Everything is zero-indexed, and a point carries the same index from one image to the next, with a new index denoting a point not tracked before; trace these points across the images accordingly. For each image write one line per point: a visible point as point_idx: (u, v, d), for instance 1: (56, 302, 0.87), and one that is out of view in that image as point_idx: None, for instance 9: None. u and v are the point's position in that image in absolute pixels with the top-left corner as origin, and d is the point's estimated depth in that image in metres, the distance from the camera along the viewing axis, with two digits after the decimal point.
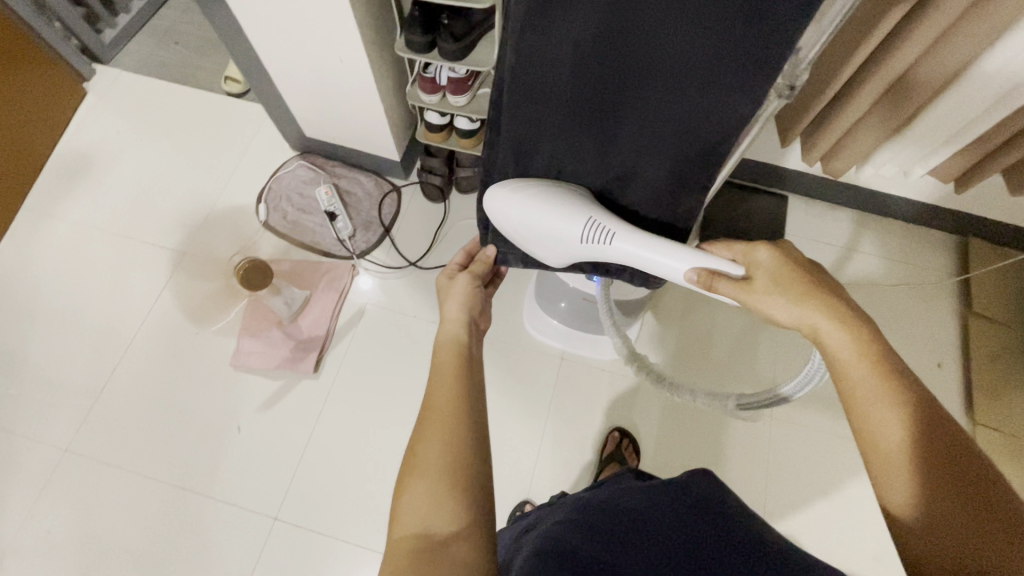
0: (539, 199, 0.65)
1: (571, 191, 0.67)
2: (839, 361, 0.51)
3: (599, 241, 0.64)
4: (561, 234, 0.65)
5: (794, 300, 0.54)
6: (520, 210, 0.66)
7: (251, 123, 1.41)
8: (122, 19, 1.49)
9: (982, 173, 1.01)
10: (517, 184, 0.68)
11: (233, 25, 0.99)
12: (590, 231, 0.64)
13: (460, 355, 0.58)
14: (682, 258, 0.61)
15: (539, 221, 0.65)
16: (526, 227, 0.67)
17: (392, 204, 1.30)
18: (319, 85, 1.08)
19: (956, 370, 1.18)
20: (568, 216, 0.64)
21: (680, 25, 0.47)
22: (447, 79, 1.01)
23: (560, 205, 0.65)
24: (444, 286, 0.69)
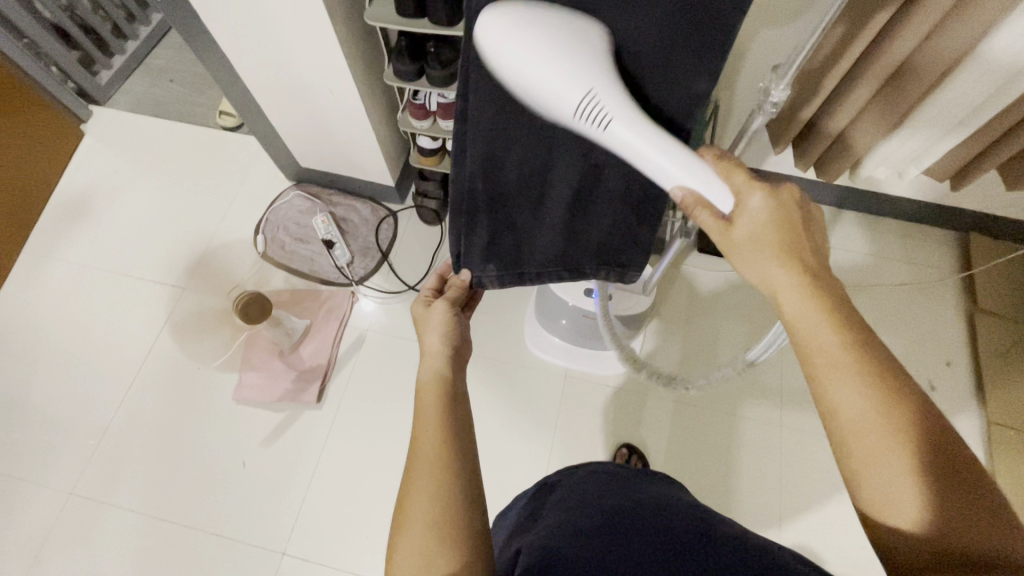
0: (539, 42, 0.42)
1: (583, 33, 0.44)
2: (794, 320, 0.47)
3: (593, 125, 0.44)
4: (550, 106, 0.44)
5: (766, 262, 0.49)
6: (507, 49, 0.43)
7: (247, 155, 1.43)
8: (117, 60, 1.52)
9: (981, 169, 1.00)
10: (515, 15, 0.43)
11: (224, 61, 1.00)
12: (588, 106, 0.43)
13: (445, 391, 0.58)
14: (694, 171, 0.46)
15: (529, 71, 0.43)
16: (507, 74, 0.44)
17: (388, 229, 1.31)
18: (312, 115, 1.09)
19: (967, 369, 1.16)
20: (565, 78, 0.43)
21: (649, 27, 0.46)
22: (436, 105, 1.02)
23: (564, 53, 0.42)
24: (420, 318, 0.69)
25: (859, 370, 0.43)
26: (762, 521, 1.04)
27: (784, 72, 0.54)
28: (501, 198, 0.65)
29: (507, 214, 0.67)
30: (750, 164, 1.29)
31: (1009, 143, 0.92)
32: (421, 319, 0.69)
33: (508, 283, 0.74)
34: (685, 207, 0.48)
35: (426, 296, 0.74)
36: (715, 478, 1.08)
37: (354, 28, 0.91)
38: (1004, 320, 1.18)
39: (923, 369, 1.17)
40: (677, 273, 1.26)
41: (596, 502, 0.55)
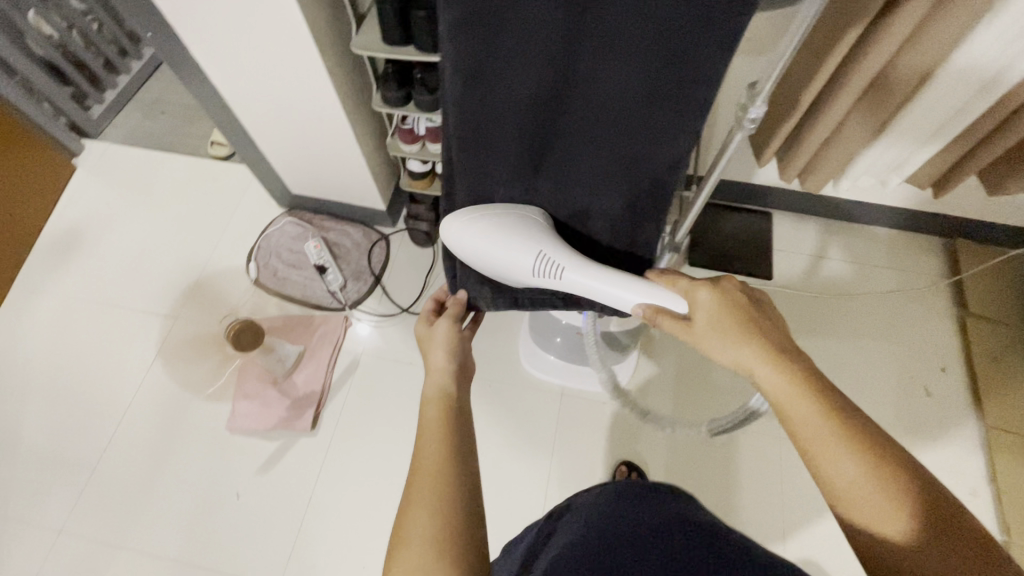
0: (491, 236, 0.62)
1: (526, 220, 0.64)
2: (773, 396, 0.48)
3: (551, 275, 0.62)
4: (516, 272, 0.63)
5: (732, 343, 0.51)
6: (473, 249, 0.64)
7: (238, 184, 1.44)
8: (109, 94, 1.54)
9: (961, 175, 1.01)
10: (474, 214, 0.64)
11: (215, 92, 1.01)
12: (541, 265, 0.61)
13: (449, 412, 0.57)
14: (629, 289, 0.60)
15: (494, 252, 0.62)
16: (480, 259, 0.64)
17: (381, 252, 1.31)
18: (302, 143, 1.11)
19: (962, 374, 1.16)
20: (519, 250, 0.62)
21: (615, 68, 0.48)
22: (425, 129, 1.04)
23: (511, 238, 0.62)
24: (424, 336, 0.68)
25: (845, 438, 0.43)
26: (766, 536, 1.03)
27: (761, 89, 0.56)
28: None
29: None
30: (736, 178, 1.31)
31: (987, 147, 0.93)
32: (427, 338, 0.68)
33: (499, 307, 0.78)
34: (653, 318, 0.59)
35: (427, 315, 0.72)
36: (717, 493, 1.07)
37: (342, 57, 0.93)
38: (994, 323, 1.19)
39: (918, 375, 1.17)
40: None
41: (599, 522, 0.54)
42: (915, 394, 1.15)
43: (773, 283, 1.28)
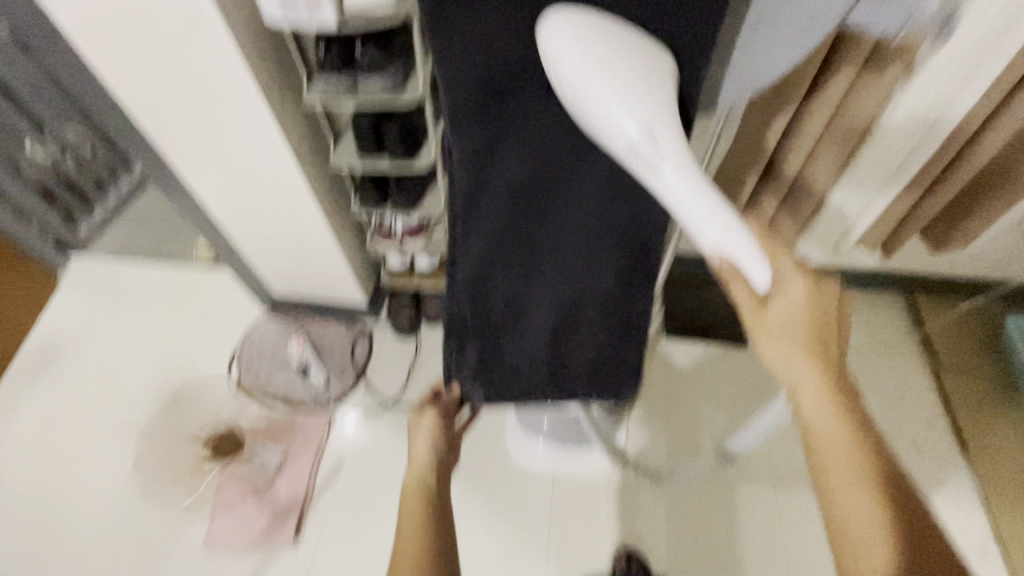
0: (604, 66, 0.44)
1: (647, 76, 0.46)
2: (809, 415, 0.49)
3: (643, 160, 0.44)
4: (605, 136, 0.45)
5: (793, 352, 0.50)
6: (569, 66, 0.44)
7: (220, 289, 1.47)
8: (98, 210, 1.59)
9: (904, 236, 1.10)
10: (586, 31, 0.45)
11: (199, 208, 1.07)
12: (640, 143, 0.44)
13: (432, 495, 0.57)
14: (738, 232, 0.45)
15: (590, 90, 0.44)
16: (569, 86, 0.45)
17: (364, 344, 1.31)
18: (283, 247, 1.15)
19: (945, 427, 1.18)
20: (624, 107, 0.44)
21: (581, 177, 0.61)
22: (402, 228, 1.09)
23: (623, 84, 0.44)
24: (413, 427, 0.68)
25: (871, 483, 0.46)
26: None
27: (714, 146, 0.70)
28: (490, 315, 0.79)
29: (496, 330, 0.82)
30: None
31: (925, 206, 1.03)
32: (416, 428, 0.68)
33: (496, 395, 0.89)
34: (722, 276, 0.49)
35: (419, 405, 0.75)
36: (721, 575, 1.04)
37: (320, 169, 1.00)
38: (959, 374, 1.25)
39: (904, 431, 1.18)
40: (653, 361, 1.27)
41: None
42: (903, 451, 1.16)
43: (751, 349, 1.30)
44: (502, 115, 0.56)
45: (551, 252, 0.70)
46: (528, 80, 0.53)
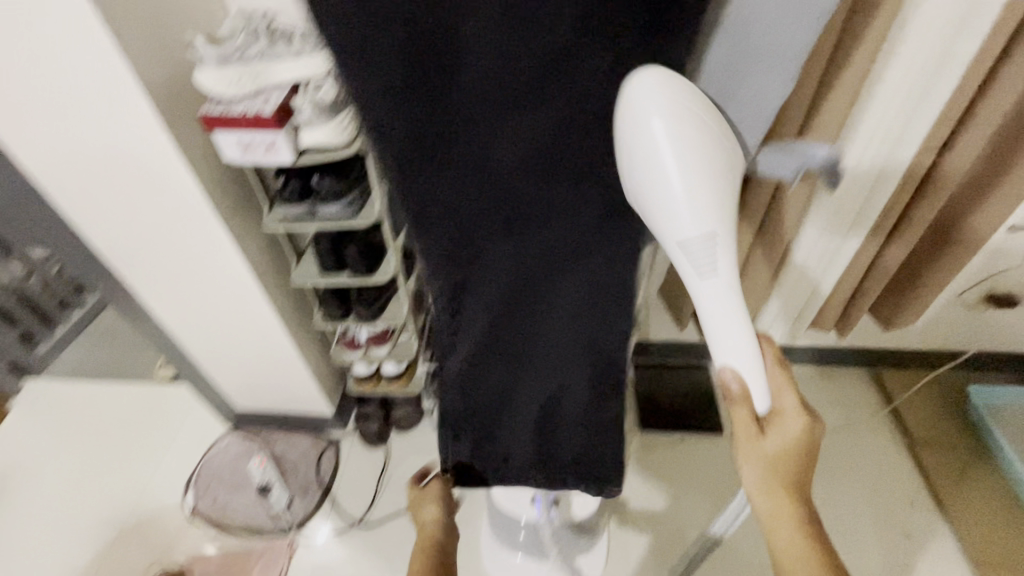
0: (685, 156, 0.44)
1: (721, 167, 0.45)
2: (784, 551, 0.54)
3: (700, 262, 0.46)
4: (658, 225, 0.47)
5: (775, 486, 0.53)
6: (654, 142, 0.43)
7: (180, 404, 1.41)
8: (59, 330, 1.55)
9: (856, 315, 1.13)
10: (678, 108, 0.43)
11: (159, 329, 1.06)
12: (700, 250, 0.46)
13: (436, 565, 0.77)
14: (748, 358, 0.50)
15: (665, 183, 0.44)
16: (642, 171, 0.45)
17: (330, 460, 1.25)
18: (246, 362, 1.13)
19: (931, 507, 1.16)
20: (695, 211, 0.45)
21: (560, 279, 0.60)
22: (367, 336, 1.11)
23: (698, 182, 0.44)
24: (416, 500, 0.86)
25: None
26: None
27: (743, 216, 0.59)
28: (477, 407, 0.78)
29: (487, 418, 0.79)
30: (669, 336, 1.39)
31: (869, 286, 1.08)
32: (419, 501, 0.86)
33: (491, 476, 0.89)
34: (727, 393, 0.52)
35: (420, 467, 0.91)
36: None
37: (283, 286, 1.01)
38: (936, 449, 1.24)
39: (891, 515, 1.16)
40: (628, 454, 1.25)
41: None
42: (894, 537, 1.13)
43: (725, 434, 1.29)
44: (471, 224, 0.56)
45: (539, 346, 0.68)
46: (493, 188, 0.53)
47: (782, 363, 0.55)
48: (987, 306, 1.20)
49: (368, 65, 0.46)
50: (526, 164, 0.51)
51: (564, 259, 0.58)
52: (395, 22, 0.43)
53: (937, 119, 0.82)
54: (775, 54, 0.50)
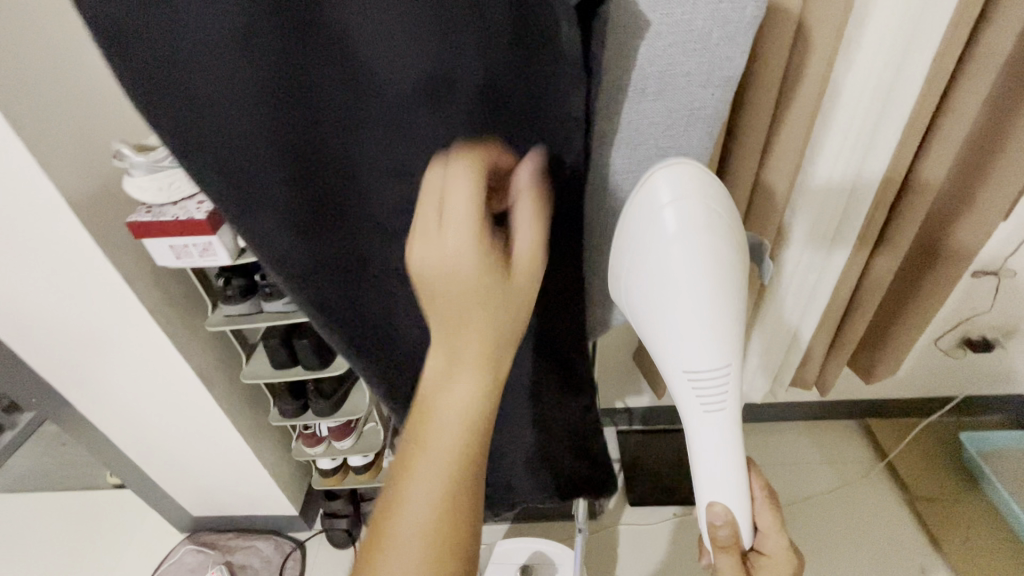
0: (700, 273, 0.38)
1: (737, 291, 0.40)
2: None
3: (711, 395, 0.41)
4: (666, 347, 0.41)
5: None
6: (670, 262, 0.38)
7: (130, 512, 1.29)
8: (5, 437, 1.46)
9: (834, 371, 1.11)
10: (700, 218, 0.38)
11: (100, 438, 0.98)
12: (711, 387, 0.41)
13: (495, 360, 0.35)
14: (738, 497, 0.45)
15: (676, 304, 0.39)
16: (654, 282, 0.39)
17: (295, 566, 1.15)
18: (198, 466, 1.05)
19: (943, 571, 1.10)
20: (710, 342, 0.40)
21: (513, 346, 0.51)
22: (328, 429, 1.03)
23: (711, 309, 0.39)
24: (443, 252, 0.33)
25: None
26: None
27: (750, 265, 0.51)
28: None
29: None
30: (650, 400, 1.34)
31: (846, 340, 1.05)
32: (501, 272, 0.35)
33: None
34: (715, 535, 0.46)
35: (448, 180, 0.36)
36: None
37: (233, 383, 0.95)
38: (940, 504, 1.18)
39: None
40: (618, 535, 1.17)
41: None
42: None
43: None
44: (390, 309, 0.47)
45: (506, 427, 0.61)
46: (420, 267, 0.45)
47: (773, 502, 0.52)
48: (966, 352, 1.18)
49: (253, 189, 0.37)
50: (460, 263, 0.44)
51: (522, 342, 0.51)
52: (275, 141, 0.35)
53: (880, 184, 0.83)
54: (680, 131, 0.40)
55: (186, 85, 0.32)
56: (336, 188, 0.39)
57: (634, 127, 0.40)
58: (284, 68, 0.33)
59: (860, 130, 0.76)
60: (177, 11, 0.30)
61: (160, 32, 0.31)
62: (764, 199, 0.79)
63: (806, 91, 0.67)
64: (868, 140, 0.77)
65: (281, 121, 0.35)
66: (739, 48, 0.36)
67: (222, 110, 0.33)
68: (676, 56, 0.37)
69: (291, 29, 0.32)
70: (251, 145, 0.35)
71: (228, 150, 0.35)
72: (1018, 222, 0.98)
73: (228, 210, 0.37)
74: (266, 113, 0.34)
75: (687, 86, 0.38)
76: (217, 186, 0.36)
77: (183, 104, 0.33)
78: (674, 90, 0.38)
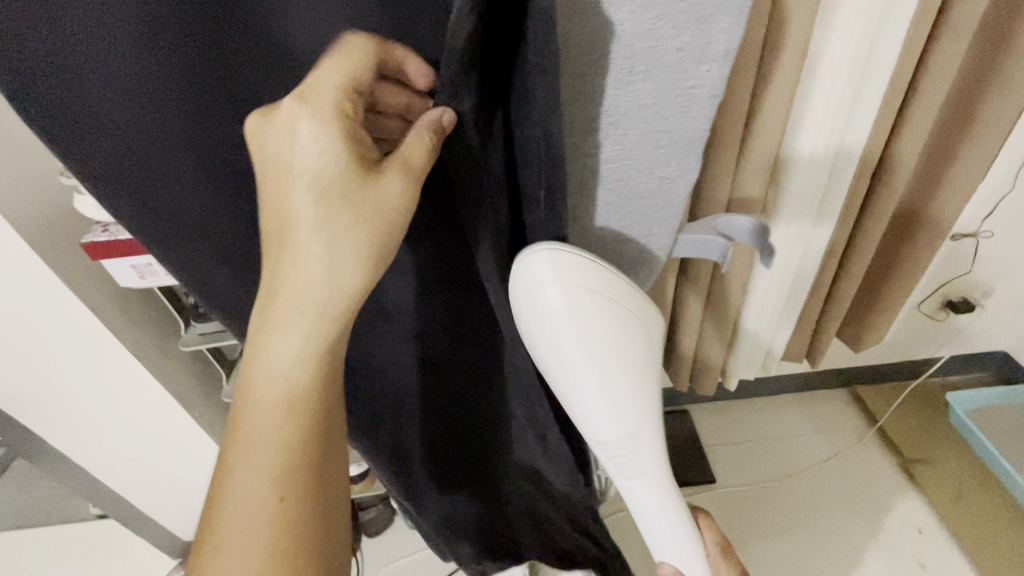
0: (592, 348, 0.41)
1: (630, 349, 0.43)
2: None
3: (625, 458, 0.45)
4: (585, 423, 0.44)
5: None
6: (558, 344, 0.41)
7: (116, 544, 1.24)
8: None
9: (822, 344, 1.12)
10: (579, 294, 0.40)
11: (77, 472, 0.93)
12: (622, 451, 0.44)
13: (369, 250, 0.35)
14: (681, 540, 0.48)
15: (579, 381, 0.42)
16: (557, 363, 0.42)
17: None
18: (184, 491, 1.01)
19: (939, 530, 1.12)
20: (615, 407, 0.43)
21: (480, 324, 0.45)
22: None
23: (610, 373, 0.42)
24: (284, 158, 0.32)
25: None
26: None
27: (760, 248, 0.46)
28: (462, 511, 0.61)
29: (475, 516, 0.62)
30: None
31: (832, 311, 1.06)
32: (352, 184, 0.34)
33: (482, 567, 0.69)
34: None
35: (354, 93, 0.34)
36: None
37: (213, 405, 0.91)
38: (931, 465, 1.20)
39: (899, 544, 1.12)
40: (621, 523, 1.17)
41: None
42: (908, 569, 1.08)
43: (717, 486, 1.23)
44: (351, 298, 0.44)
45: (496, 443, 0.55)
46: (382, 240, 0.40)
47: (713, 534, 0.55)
48: (947, 314, 1.20)
49: (171, 206, 0.34)
50: (387, 303, 0.44)
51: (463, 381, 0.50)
52: (193, 148, 0.33)
53: (859, 159, 0.82)
54: (671, 108, 0.37)
55: (92, 97, 0.29)
56: (253, 186, 0.37)
57: (619, 108, 0.37)
58: (203, 68, 0.31)
59: (838, 105, 0.75)
60: (76, 15, 0.27)
61: (44, 35, 0.27)
62: (747, 180, 0.78)
63: (784, 68, 0.66)
64: (845, 118, 0.77)
65: (202, 123, 0.33)
66: (735, 19, 0.33)
67: (135, 121, 0.30)
68: (668, 27, 0.34)
69: (205, 29, 0.30)
70: (172, 156, 0.32)
71: (144, 166, 0.32)
72: (993, 184, 0.99)
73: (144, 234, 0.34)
74: (184, 118, 0.32)
75: (678, 64, 0.35)
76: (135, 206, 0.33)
77: (87, 122, 0.29)
78: (665, 70, 0.35)
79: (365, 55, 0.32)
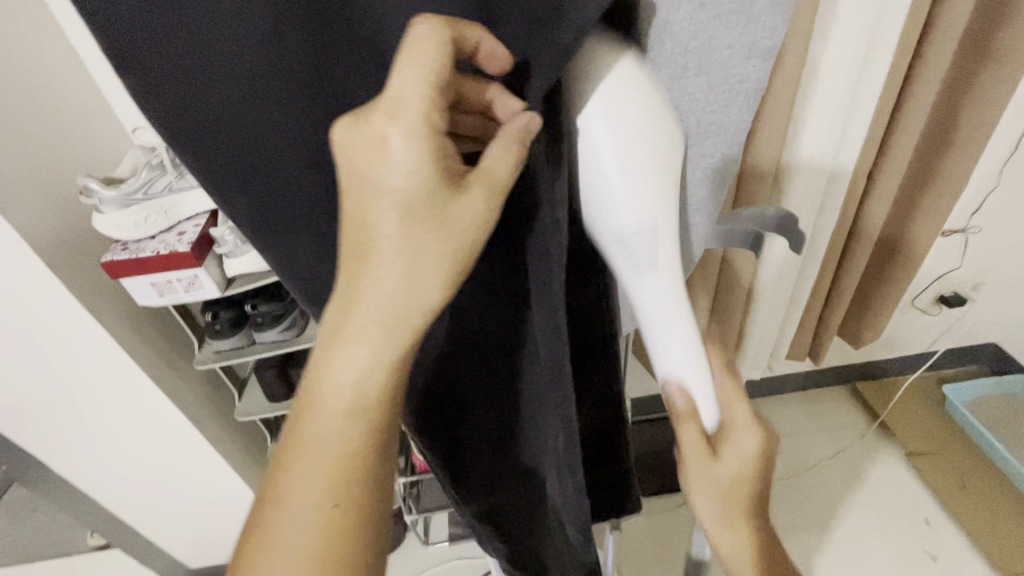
0: (625, 128, 0.30)
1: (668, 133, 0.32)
2: None
3: (638, 253, 0.33)
4: (594, 209, 0.32)
5: (726, 525, 0.43)
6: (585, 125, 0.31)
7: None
8: None
9: (824, 342, 1.14)
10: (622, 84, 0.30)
11: (82, 501, 0.91)
12: (638, 245, 0.33)
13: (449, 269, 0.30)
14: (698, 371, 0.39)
15: (594, 154, 0.31)
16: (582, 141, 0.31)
17: None
18: (193, 516, 0.98)
19: (946, 521, 1.14)
20: (638, 186, 0.31)
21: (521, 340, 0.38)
22: None
23: (639, 147, 0.30)
24: (370, 172, 0.29)
25: None
26: None
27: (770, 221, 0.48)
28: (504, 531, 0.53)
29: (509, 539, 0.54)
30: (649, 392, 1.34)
31: (833, 310, 1.08)
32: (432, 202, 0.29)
33: None
34: (671, 412, 0.41)
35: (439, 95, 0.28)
36: None
37: (225, 425, 0.89)
38: (934, 456, 1.23)
39: (908, 536, 1.13)
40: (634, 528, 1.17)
41: None
42: (919, 560, 1.09)
43: None
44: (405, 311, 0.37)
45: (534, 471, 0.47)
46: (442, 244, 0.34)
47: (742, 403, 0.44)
48: (941, 308, 1.23)
49: (280, 204, 0.31)
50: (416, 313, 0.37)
51: (498, 401, 0.42)
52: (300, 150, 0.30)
53: (857, 160, 0.85)
54: (720, 103, 0.37)
55: (208, 104, 0.28)
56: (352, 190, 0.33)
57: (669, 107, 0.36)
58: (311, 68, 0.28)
59: (836, 110, 0.78)
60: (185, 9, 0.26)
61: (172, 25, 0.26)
62: (752, 182, 0.80)
63: (786, 75, 0.68)
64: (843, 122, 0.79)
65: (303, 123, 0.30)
66: (783, 16, 0.34)
67: (245, 119, 0.28)
68: (719, 27, 0.34)
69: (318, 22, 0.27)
70: (278, 156, 0.30)
71: (242, 163, 0.29)
72: (979, 181, 1.03)
73: (250, 231, 0.32)
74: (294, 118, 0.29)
75: (728, 61, 0.35)
76: (244, 206, 0.31)
77: (205, 115, 0.28)
78: (715, 69, 0.35)
79: (443, 55, 0.26)
